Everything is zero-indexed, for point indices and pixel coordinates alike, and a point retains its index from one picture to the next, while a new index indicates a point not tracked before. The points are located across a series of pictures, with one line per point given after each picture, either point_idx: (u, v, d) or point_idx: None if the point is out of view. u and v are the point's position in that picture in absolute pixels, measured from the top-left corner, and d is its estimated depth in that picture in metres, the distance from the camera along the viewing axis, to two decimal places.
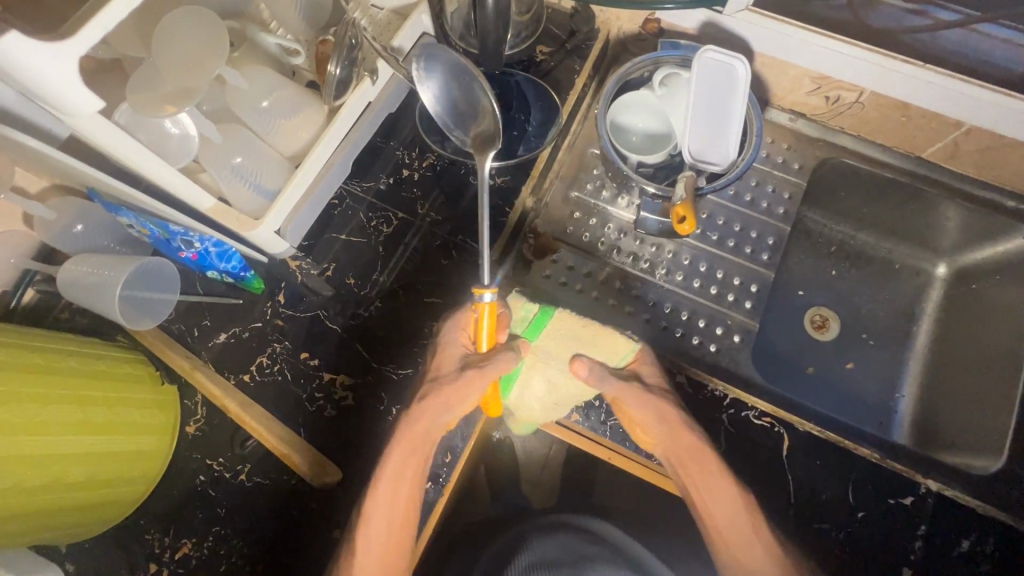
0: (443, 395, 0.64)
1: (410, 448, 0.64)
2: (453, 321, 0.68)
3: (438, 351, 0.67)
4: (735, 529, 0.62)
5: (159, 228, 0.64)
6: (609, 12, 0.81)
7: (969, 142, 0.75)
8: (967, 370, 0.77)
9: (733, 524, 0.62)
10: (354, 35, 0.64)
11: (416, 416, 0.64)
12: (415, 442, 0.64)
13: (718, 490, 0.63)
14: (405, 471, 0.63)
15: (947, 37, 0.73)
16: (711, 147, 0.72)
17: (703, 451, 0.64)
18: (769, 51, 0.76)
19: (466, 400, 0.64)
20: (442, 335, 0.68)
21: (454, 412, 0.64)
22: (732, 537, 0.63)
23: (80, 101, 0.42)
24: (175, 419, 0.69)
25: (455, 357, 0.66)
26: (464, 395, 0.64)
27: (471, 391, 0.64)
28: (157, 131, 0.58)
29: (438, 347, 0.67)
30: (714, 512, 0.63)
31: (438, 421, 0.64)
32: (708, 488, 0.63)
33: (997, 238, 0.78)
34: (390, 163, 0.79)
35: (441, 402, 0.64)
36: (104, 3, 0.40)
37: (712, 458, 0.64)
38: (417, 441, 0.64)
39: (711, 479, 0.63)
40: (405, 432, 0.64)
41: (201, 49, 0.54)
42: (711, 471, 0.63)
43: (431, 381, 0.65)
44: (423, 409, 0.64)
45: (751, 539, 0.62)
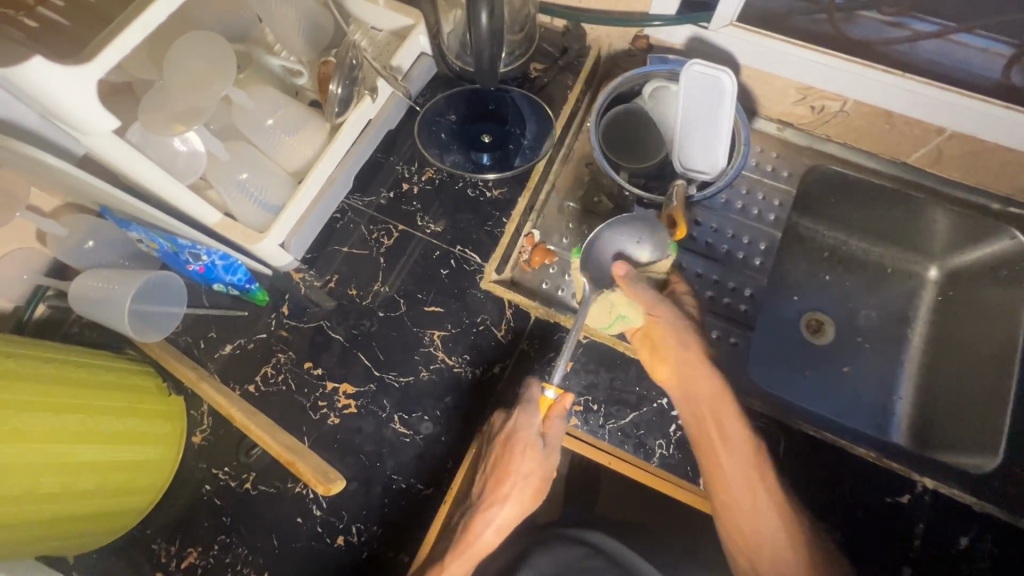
0: (519, 494, 0.64)
1: (481, 553, 0.62)
2: (535, 415, 0.65)
3: (514, 442, 0.64)
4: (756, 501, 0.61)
5: (167, 242, 0.67)
6: (599, 30, 0.84)
7: (952, 147, 0.78)
8: (960, 369, 0.79)
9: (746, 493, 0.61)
10: (355, 56, 0.68)
11: (492, 517, 0.63)
12: (472, 547, 0.62)
13: (739, 458, 0.62)
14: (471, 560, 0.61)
15: (925, 48, 0.75)
16: (701, 157, 0.76)
17: (720, 398, 0.64)
18: (754, 64, 0.79)
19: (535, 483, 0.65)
20: (518, 426, 0.64)
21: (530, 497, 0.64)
22: (745, 511, 0.61)
23: (95, 120, 0.44)
24: (180, 430, 0.70)
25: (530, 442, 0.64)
26: (541, 484, 0.65)
27: (539, 488, 0.64)
28: (167, 150, 0.61)
29: (514, 438, 0.64)
30: (730, 471, 0.62)
31: (502, 520, 0.63)
32: (726, 429, 0.63)
33: (985, 240, 0.80)
34: (390, 177, 0.81)
35: (516, 502, 0.63)
36: (123, 28, 0.43)
37: (729, 403, 0.64)
38: (485, 539, 0.62)
39: (727, 421, 0.64)
40: (478, 539, 0.62)
41: (209, 71, 0.57)
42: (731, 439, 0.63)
43: (515, 471, 0.64)
44: (496, 510, 0.63)
45: (758, 495, 0.61)
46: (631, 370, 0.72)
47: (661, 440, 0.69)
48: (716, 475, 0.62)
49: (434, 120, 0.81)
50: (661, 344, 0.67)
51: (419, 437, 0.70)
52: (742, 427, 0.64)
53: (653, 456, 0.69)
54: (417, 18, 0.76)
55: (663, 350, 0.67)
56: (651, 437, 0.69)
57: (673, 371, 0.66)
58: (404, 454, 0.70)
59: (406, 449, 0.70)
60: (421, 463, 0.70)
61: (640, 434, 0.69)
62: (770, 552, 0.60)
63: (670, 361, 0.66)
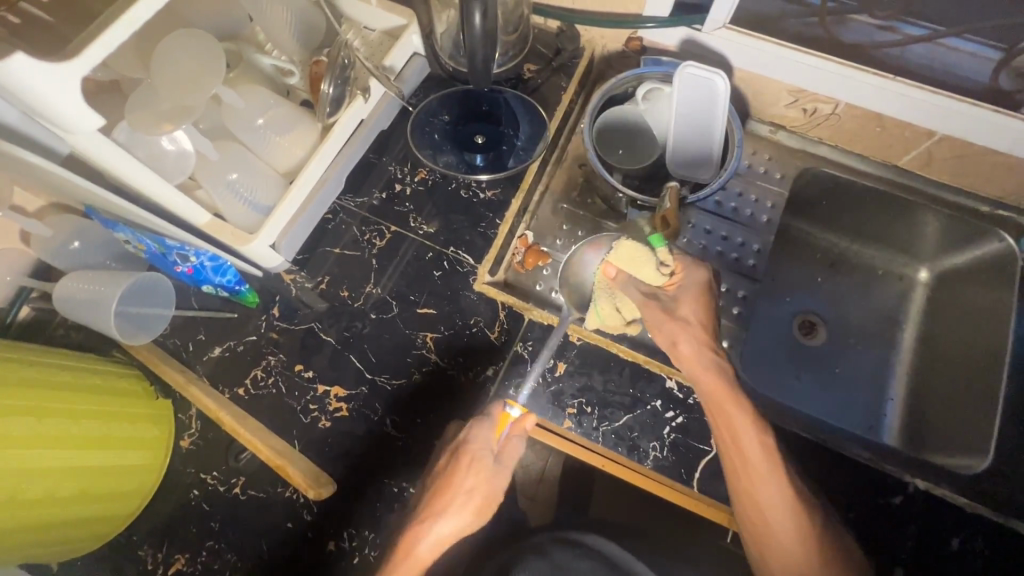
0: (463, 506, 0.61)
1: (412, 571, 0.58)
2: (488, 430, 0.64)
3: (461, 453, 0.63)
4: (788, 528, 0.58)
5: (155, 242, 0.66)
6: (593, 32, 0.84)
7: (942, 150, 0.78)
8: (950, 371, 0.79)
9: (768, 493, 0.59)
10: (346, 55, 0.69)
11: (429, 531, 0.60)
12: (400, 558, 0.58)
13: (771, 484, 0.59)
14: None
15: (916, 51, 0.76)
16: (694, 159, 0.77)
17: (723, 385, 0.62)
18: (746, 67, 0.80)
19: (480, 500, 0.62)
20: (471, 437, 0.63)
21: (466, 514, 0.61)
22: (767, 510, 0.59)
23: (81, 119, 0.43)
24: (168, 434, 0.69)
25: (482, 454, 0.62)
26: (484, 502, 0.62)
27: (483, 504, 0.61)
28: (154, 149, 0.60)
29: (464, 448, 0.63)
30: (747, 457, 0.60)
31: (441, 534, 0.60)
32: (731, 416, 0.61)
33: (973, 242, 0.81)
34: (382, 178, 0.81)
35: (454, 517, 0.61)
36: (109, 25, 0.42)
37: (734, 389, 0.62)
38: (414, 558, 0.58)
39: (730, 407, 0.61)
40: (409, 557, 0.58)
41: (197, 69, 0.56)
42: (766, 476, 0.59)
43: (459, 486, 0.62)
44: (433, 523, 0.60)
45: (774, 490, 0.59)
46: (625, 373, 0.72)
47: (655, 443, 0.69)
48: (733, 468, 0.61)
49: (427, 120, 0.81)
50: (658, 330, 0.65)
51: (411, 441, 0.70)
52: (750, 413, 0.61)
53: (647, 458, 0.68)
54: (410, 18, 0.75)
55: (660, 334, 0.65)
56: (644, 440, 0.69)
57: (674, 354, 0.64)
58: (396, 458, 0.69)
59: (399, 452, 0.69)
60: (413, 467, 0.69)
61: (633, 436, 0.69)
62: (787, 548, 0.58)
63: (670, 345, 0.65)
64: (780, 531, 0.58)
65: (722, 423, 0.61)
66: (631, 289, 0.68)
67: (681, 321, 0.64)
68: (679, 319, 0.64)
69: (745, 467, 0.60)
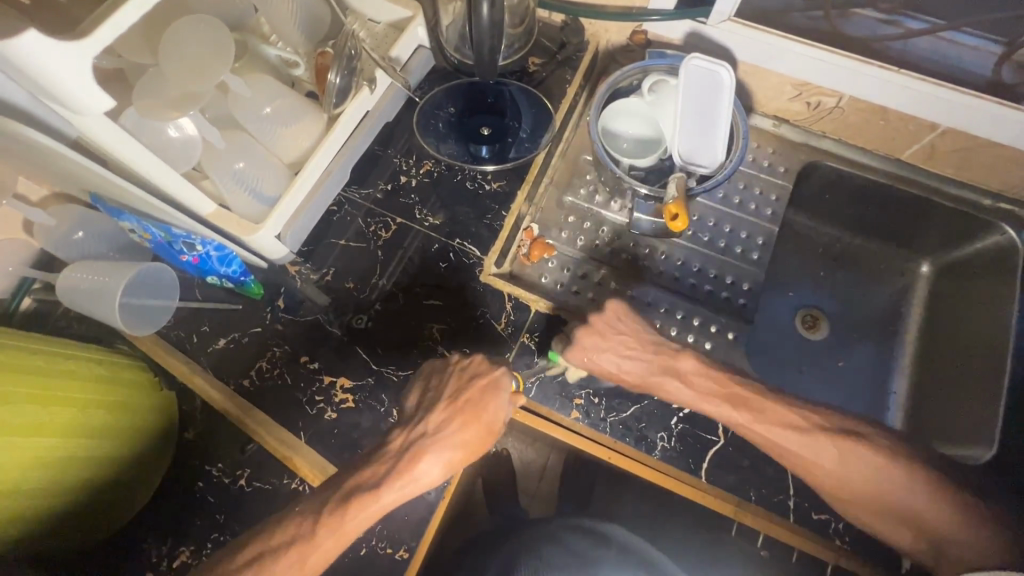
0: (471, 433, 0.63)
1: (407, 491, 0.59)
2: (503, 395, 0.65)
3: (485, 382, 0.65)
4: (857, 476, 0.63)
5: (161, 231, 0.64)
6: (598, 25, 0.84)
7: (944, 144, 0.79)
8: (952, 363, 0.80)
9: (819, 450, 0.64)
10: (352, 46, 0.67)
11: (435, 448, 0.62)
12: (406, 480, 0.60)
13: (820, 440, 0.64)
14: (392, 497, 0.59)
15: (918, 45, 0.76)
16: (700, 149, 0.74)
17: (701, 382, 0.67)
18: (750, 60, 0.80)
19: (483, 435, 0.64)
20: (500, 378, 0.65)
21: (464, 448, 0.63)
22: (834, 466, 0.63)
23: (92, 100, 0.43)
24: (172, 426, 0.68)
25: (502, 399, 0.64)
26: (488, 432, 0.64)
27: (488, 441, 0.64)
28: (159, 137, 0.59)
29: (489, 386, 0.65)
30: (773, 433, 0.64)
31: (447, 458, 0.62)
32: (728, 408, 0.66)
33: (976, 235, 0.82)
34: (388, 170, 0.81)
35: (461, 448, 0.63)
36: (122, 4, 0.42)
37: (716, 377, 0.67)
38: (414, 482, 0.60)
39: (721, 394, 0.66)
40: (411, 467, 0.60)
41: (206, 57, 0.55)
42: (806, 435, 0.64)
43: (473, 415, 0.64)
44: (443, 451, 0.62)
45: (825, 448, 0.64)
46: None
47: (662, 433, 0.69)
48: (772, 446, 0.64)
49: (432, 113, 0.81)
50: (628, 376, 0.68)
51: None
52: (748, 393, 0.67)
53: (655, 449, 0.68)
54: (416, 10, 0.75)
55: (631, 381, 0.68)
56: (652, 430, 0.69)
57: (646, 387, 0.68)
58: None
59: None
60: None
61: (641, 427, 0.69)
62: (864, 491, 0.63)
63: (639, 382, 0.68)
64: (850, 481, 0.63)
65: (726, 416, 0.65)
66: (606, 361, 0.67)
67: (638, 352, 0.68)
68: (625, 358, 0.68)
69: (776, 441, 0.64)
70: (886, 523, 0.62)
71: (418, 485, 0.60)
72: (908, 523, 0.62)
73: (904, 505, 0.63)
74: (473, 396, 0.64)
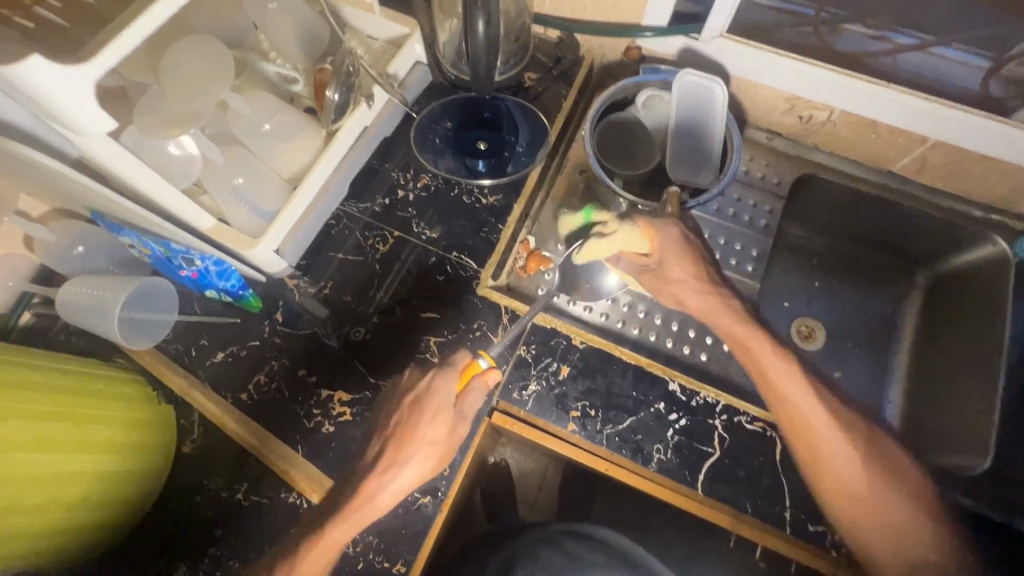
0: (422, 456, 0.63)
1: (371, 513, 0.61)
2: (443, 401, 0.64)
3: (423, 405, 0.64)
4: (857, 471, 0.65)
5: (161, 246, 0.65)
6: (593, 41, 0.86)
7: (935, 156, 0.80)
8: (947, 373, 0.80)
9: (832, 434, 0.66)
10: (352, 62, 0.70)
11: (387, 477, 0.62)
12: (361, 505, 0.61)
13: (828, 424, 0.66)
14: (347, 526, 0.60)
15: (908, 60, 0.78)
16: (694, 167, 0.78)
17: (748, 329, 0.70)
18: (743, 75, 0.81)
19: (435, 445, 0.64)
20: (432, 389, 0.64)
21: (422, 462, 0.63)
22: (839, 452, 0.65)
23: (95, 121, 0.44)
24: (170, 441, 0.68)
25: (443, 406, 0.64)
26: (442, 449, 0.64)
27: (444, 452, 0.64)
28: (160, 154, 0.60)
29: (424, 401, 0.64)
30: (793, 398, 0.66)
31: (400, 485, 0.62)
32: (764, 357, 0.69)
33: (968, 246, 0.82)
34: (386, 184, 0.81)
35: (416, 464, 0.63)
36: (124, 29, 0.43)
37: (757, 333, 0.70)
38: (369, 508, 0.61)
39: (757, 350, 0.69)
40: (366, 498, 0.61)
41: (206, 76, 0.56)
42: (822, 419, 0.66)
43: (420, 433, 0.63)
44: (394, 472, 0.62)
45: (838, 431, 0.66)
46: (628, 375, 0.72)
47: (659, 445, 0.69)
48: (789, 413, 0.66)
49: (430, 127, 0.82)
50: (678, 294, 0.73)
51: None
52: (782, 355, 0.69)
53: (651, 461, 0.68)
54: (414, 27, 0.76)
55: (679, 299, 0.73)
56: (648, 442, 0.69)
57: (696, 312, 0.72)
58: None
59: None
60: None
61: (637, 439, 0.69)
62: (861, 486, 0.64)
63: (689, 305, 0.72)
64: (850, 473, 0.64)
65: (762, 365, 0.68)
66: (675, 271, 0.72)
67: (694, 283, 0.72)
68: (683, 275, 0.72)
69: (798, 407, 0.66)
70: (874, 532, 0.63)
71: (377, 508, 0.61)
72: (897, 535, 0.63)
73: (891, 513, 0.64)
74: (415, 411, 0.64)
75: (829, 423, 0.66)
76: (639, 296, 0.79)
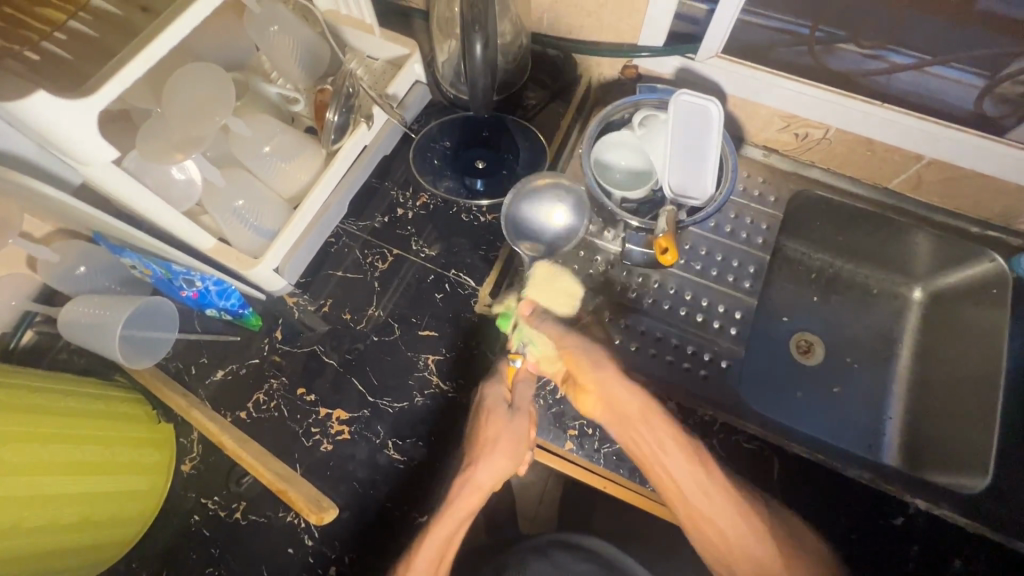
0: (498, 455, 0.65)
1: (466, 510, 0.64)
2: (501, 407, 0.67)
3: (483, 414, 0.67)
4: (738, 538, 0.62)
5: (161, 268, 0.65)
6: (591, 59, 0.87)
7: (931, 173, 0.80)
8: (945, 389, 0.80)
9: (711, 510, 0.62)
10: (351, 84, 0.70)
11: (471, 477, 0.65)
12: (460, 510, 0.64)
13: (720, 505, 0.62)
14: (438, 533, 0.62)
15: (903, 79, 0.78)
16: (690, 184, 0.75)
17: (647, 407, 0.64)
18: (739, 94, 0.82)
19: (518, 444, 0.66)
20: (488, 395, 0.68)
21: (502, 461, 0.65)
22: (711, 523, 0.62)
23: (98, 151, 0.45)
24: (169, 459, 0.69)
25: (502, 406, 0.67)
26: (514, 446, 0.66)
27: (517, 449, 0.66)
28: (163, 179, 0.62)
29: (484, 408, 0.67)
30: (678, 480, 0.62)
31: (483, 482, 0.65)
32: (651, 445, 0.63)
33: (966, 262, 0.83)
34: (385, 202, 0.82)
35: (494, 464, 0.65)
36: (127, 61, 0.44)
37: (656, 411, 0.64)
38: (466, 508, 0.64)
39: (654, 430, 0.63)
40: (462, 497, 0.64)
41: (208, 102, 0.57)
42: (710, 499, 0.61)
43: (491, 440, 0.65)
44: (477, 472, 0.65)
45: (709, 504, 0.62)
46: None
47: None
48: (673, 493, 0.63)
49: (428, 146, 0.83)
50: (575, 373, 0.67)
51: (414, 462, 0.70)
52: (676, 437, 0.63)
53: (648, 481, 0.68)
54: (413, 48, 0.77)
55: (576, 375, 0.67)
56: None
57: (591, 391, 0.66)
58: (399, 479, 0.69)
59: (401, 474, 0.69)
60: (418, 490, 0.69)
61: (635, 458, 0.69)
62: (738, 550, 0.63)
63: (585, 384, 0.67)
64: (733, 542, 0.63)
65: (648, 452, 0.63)
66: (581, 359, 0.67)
67: (590, 366, 0.66)
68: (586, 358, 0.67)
69: (680, 487, 0.62)
70: None
71: (469, 509, 0.64)
72: None
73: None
74: (480, 420, 0.67)
75: (736, 510, 0.61)
76: (636, 313, 0.80)
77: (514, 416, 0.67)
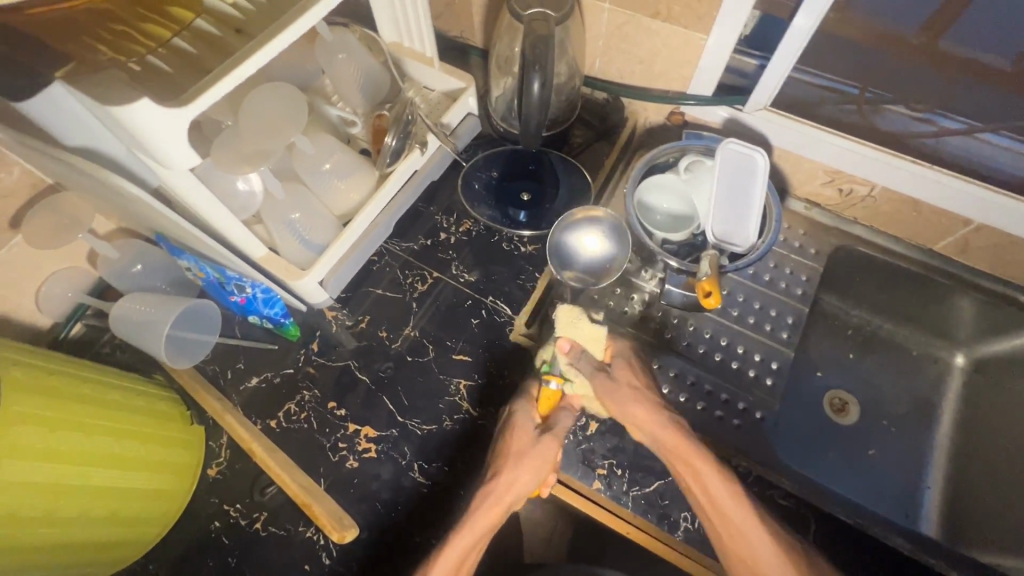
0: (521, 472, 0.66)
1: (488, 519, 0.64)
2: (527, 423, 0.68)
3: (509, 428, 0.68)
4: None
5: (216, 271, 0.69)
6: (638, 104, 0.89)
7: (979, 238, 0.79)
8: (991, 463, 0.77)
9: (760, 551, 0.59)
10: (410, 112, 0.73)
11: (494, 489, 0.66)
12: (485, 518, 0.64)
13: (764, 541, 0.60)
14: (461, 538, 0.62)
15: (951, 143, 0.79)
16: (733, 229, 0.76)
17: (686, 441, 0.65)
18: (785, 146, 0.83)
19: (542, 462, 0.66)
20: (516, 413, 0.69)
21: (527, 474, 0.66)
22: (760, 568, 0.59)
23: (182, 157, 0.47)
24: (198, 460, 0.69)
25: (529, 425, 0.68)
26: (538, 464, 0.66)
27: (540, 467, 0.66)
28: (227, 189, 0.64)
29: (511, 425, 0.68)
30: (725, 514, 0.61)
31: (507, 492, 0.66)
32: (695, 474, 0.63)
33: (1013, 331, 0.80)
34: (428, 225, 0.84)
35: (516, 475, 0.65)
36: (222, 76, 0.47)
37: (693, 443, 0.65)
38: (493, 516, 0.65)
39: (696, 461, 0.63)
40: (485, 507, 0.65)
41: (279, 117, 0.60)
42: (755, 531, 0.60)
43: (514, 452, 0.66)
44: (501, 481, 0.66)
45: (756, 542, 0.59)
46: None
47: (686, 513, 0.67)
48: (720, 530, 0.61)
49: (476, 175, 0.85)
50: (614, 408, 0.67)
51: (438, 487, 0.69)
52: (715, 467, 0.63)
53: (677, 529, 0.66)
54: (470, 82, 0.80)
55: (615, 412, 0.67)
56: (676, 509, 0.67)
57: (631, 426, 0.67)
58: (421, 503, 0.68)
59: (423, 498, 0.68)
60: (440, 517, 0.68)
61: (665, 504, 0.67)
62: None
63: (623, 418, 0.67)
64: None
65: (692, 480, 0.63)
66: (617, 391, 0.67)
67: (631, 398, 0.67)
68: (623, 394, 0.67)
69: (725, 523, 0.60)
70: None
71: (492, 520, 0.65)
72: None
73: None
74: (505, 435, 0.68)
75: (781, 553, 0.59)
76: (669, 355, 0.79)
77: (541, 436, 0.67)
